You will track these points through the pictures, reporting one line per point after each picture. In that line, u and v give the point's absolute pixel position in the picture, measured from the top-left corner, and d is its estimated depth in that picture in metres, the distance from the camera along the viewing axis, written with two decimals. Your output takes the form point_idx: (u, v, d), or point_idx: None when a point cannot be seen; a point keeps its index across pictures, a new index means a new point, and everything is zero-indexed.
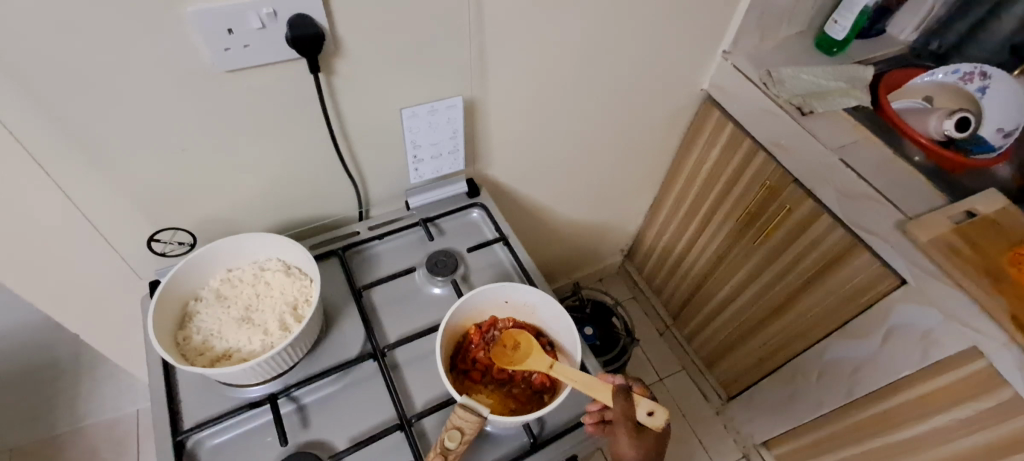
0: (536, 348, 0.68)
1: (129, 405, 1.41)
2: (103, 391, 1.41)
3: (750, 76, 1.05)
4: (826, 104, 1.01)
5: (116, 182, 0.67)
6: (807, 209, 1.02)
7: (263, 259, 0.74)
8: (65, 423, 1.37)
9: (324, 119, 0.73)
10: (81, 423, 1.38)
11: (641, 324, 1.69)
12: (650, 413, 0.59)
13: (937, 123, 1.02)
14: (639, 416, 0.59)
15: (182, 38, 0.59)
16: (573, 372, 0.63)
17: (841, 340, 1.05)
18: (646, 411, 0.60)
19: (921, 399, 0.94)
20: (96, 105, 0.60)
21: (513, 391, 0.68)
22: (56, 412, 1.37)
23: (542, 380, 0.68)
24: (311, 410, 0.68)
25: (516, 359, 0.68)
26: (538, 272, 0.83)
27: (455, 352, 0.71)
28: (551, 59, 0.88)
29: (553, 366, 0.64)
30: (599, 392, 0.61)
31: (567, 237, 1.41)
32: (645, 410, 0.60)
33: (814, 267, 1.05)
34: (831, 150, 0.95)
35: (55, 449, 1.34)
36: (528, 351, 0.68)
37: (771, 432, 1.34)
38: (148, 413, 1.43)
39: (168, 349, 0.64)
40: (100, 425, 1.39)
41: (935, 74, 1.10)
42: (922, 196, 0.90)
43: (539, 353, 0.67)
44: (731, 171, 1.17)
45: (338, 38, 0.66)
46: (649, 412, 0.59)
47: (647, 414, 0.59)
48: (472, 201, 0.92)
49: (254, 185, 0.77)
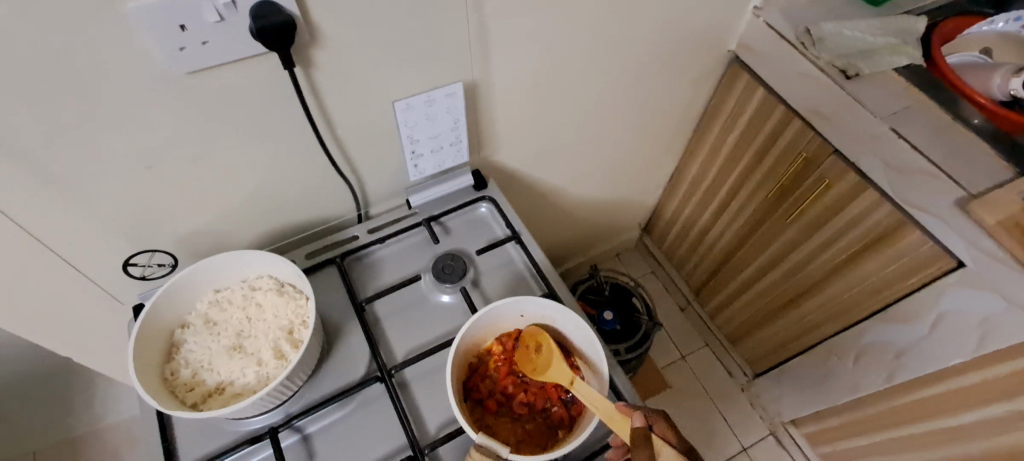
0: (558, 355, 0.62)
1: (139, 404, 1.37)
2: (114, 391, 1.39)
3: (785, 35, 0.93)
4: (874, 63, 0.88)
5: (80, 205, 0.60)
6: (849, 183, 0.92)
7: (253, 277, 0.68)
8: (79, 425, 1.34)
9: (307, 118, 0.65)
10: (95, 425, 1.35)
11: (662, 300, 1.62)
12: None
13: (1001, 81, 0.90)
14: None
15: (129, 40, 0.50)
16: (595, 397, 0.58)
17: (883, 323, 0.97)
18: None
19: (974, 388, 0.87)
20: (42, 124, 0.52)
21: (525, 426, 0.62)
22: (69, 414, 1.34)
23: (560, 415, 0.63)
24: (316, 440, 0.64)
25: (539, 365, 0.63)
26: (556, 274, 0.76)
27: (471, 375, 0.65)
28: (558, 30, 0.77)
29: (575, 383, 0.60)
30: (616, 426, 0.57)
31: (583, 217, 1.32)
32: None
33: (855, 246, 0.96)
34: (881, 119, 0.84)
35: (72, 450, 1.32)
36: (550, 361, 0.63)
37: (800, 412, 1.29)
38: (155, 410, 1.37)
39: (154, 389, 0.59)
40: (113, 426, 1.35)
41: (995, 22, 0.98)
42: (986, 168, 0.79)
43: (559, 364, 0.62)
44: (762, 140, 1.07)
45: (313, 25, 0.57)
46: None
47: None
48: (480, 194, 0.84)
49: (238, 194, 0.69)
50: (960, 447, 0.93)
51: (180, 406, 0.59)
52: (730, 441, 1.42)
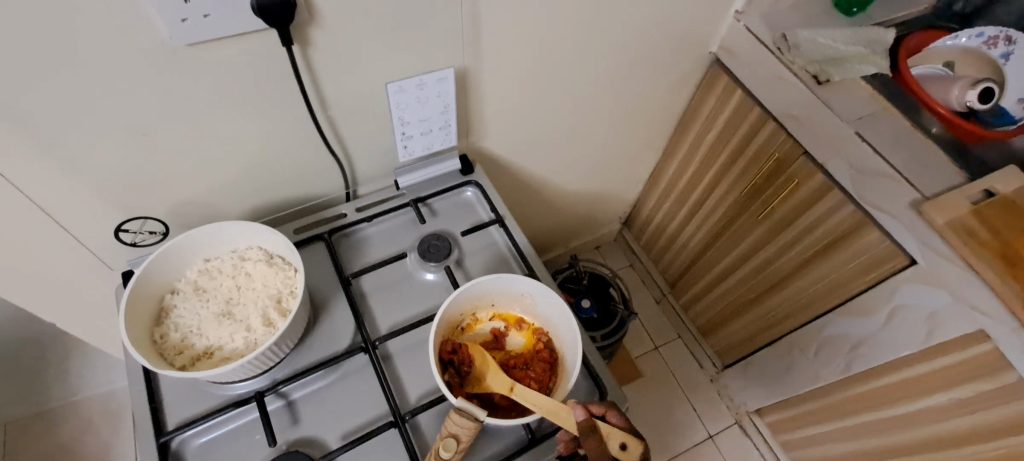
0: (492, 363, 0.64)
1: (90, 389, 1.35)
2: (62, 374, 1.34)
3: (763, 40, 0.98)
4: (844, 71, 0.93)
5: (72, 169, 0.61)
6: (817, 183, 0.97)
7: (243, 248, 0.70)
8: (21, 407, 1.31)
9: (302, 94, 0.66)
10: (37, 409, 1.32)
11: (638, 292, 1.66)
12: (622, 446, 0.57)
13: (959, 93, 0.96)
14: (610, 449, 0.57)
15: (130, 7, 0.52)
16: (534, 397, 0.60)
17: (842, 317, 1.03)
18: (619, 445, 0.57)
19: (921, 377, 0.93)
20: (39, 85, 0.54)
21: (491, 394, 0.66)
22: (18, 392, 1.31)
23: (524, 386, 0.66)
24: (301, 406, 0.66)
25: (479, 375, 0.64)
26: (536, 256, 0.79)
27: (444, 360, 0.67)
28: (547, 23, 0.80)
29: (514, 389, 0.61)
30: (561, 418, 0.58)
31: (564, 206, 1.36)
32: (617, 443, 0.57)
33: (820, 243, 1.01)
34: (847, 124, 0.89)
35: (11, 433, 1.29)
36: (484, 369, 0.64)
37: (764, 401, 1.35)
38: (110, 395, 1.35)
39: (144, 350, 0.61)
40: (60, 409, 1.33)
41: (959, 37, 1.02)
42: (940, 172, 0.85)
43: (497, 373, 0.63)
44: (738, 139, 1.11)
45: (312, 5, 0.59)
46: (622, 446, 0.57)
47: (620, 446, 0.57)
48: (466, 179, 0.87)
49: (229, 168, 0.71)
50: (906, 433, 0.99)
51: (169, 368, 0.62)
52: (697, 429, 1.47)
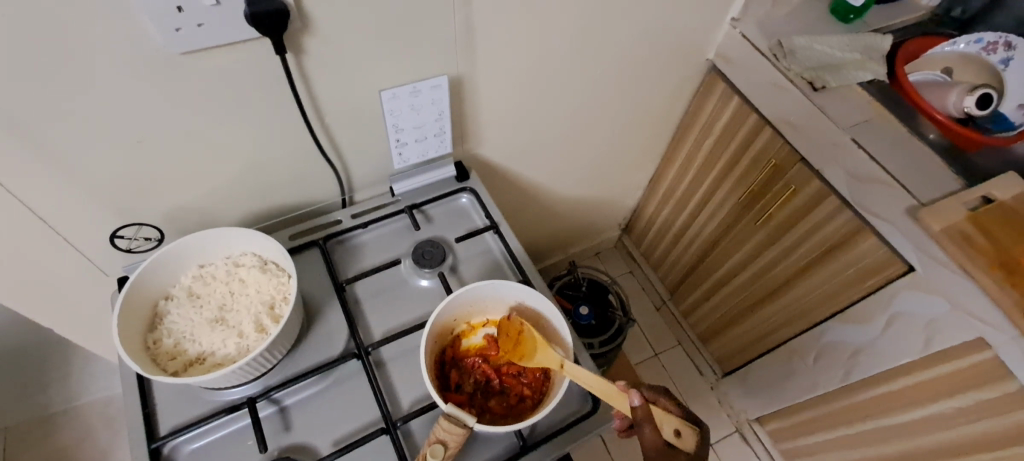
0: (545, 342, 0.65)
1: (90, 394, 1.35)
2: (62, 378, 1.35)
3: (759, 46, 0.98)
4: (840, 77, 0.93)
5: (68, 176, 0.62)
6: (814, 190, 0.97)
7: (237, 254, 0.71)
8: (21, 413, 1.31)
9: (296, 102, 0.67)
10: (36, 414, 1.32)
11: (638, 299, 1.66)
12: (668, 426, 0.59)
13: (956, 99, 0.99)
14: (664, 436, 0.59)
15: (125, 16, 0.52)
16: (589, 377, 0.62)
17: (841, 324, 1.02)
18: (674, 431, 0.59)
19: (921, 385, 0.92)
20: (34, 92, 0.54)
21: (487, 403, 0.66)
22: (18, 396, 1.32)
23: (517, 394, 0.67)
24: (292, 412, 0.66)
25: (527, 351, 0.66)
26: (530, 262, 0.79)
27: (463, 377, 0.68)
28: (541, 31, 0.81)
29: (565, 366, 0.63)
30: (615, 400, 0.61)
31: (563, 213, 1.36)
32: (671, 429, 0.59)
33: (818, 249, 1.01)
34: (843, 130, 0.88)
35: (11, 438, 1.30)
36: (533, 344, 0.66)
37: (765, 409, 1.33)
38: (109, 400, 1.36)
39: (137, 356, 0.62)
40: (60, 413, 1.33)
41: (957, 43, 1.01)
42: (936, 179, 0.84)
43: (548, 351, 0.64)
44: (735, 145, 1.11)
45: (305, 14, 0.60)
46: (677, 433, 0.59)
47: (674, 433, 0.59)
48: (462, 185, 0.87)
49: (224, 175, 0.72)
50: (907, 442, 0.98)
51: (161, 373, 0.62)
52: None
